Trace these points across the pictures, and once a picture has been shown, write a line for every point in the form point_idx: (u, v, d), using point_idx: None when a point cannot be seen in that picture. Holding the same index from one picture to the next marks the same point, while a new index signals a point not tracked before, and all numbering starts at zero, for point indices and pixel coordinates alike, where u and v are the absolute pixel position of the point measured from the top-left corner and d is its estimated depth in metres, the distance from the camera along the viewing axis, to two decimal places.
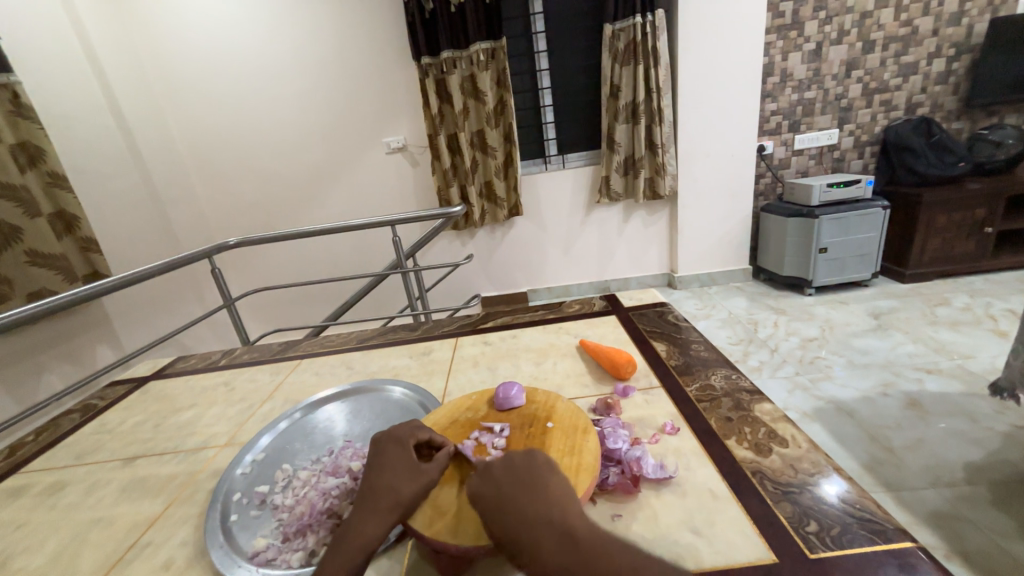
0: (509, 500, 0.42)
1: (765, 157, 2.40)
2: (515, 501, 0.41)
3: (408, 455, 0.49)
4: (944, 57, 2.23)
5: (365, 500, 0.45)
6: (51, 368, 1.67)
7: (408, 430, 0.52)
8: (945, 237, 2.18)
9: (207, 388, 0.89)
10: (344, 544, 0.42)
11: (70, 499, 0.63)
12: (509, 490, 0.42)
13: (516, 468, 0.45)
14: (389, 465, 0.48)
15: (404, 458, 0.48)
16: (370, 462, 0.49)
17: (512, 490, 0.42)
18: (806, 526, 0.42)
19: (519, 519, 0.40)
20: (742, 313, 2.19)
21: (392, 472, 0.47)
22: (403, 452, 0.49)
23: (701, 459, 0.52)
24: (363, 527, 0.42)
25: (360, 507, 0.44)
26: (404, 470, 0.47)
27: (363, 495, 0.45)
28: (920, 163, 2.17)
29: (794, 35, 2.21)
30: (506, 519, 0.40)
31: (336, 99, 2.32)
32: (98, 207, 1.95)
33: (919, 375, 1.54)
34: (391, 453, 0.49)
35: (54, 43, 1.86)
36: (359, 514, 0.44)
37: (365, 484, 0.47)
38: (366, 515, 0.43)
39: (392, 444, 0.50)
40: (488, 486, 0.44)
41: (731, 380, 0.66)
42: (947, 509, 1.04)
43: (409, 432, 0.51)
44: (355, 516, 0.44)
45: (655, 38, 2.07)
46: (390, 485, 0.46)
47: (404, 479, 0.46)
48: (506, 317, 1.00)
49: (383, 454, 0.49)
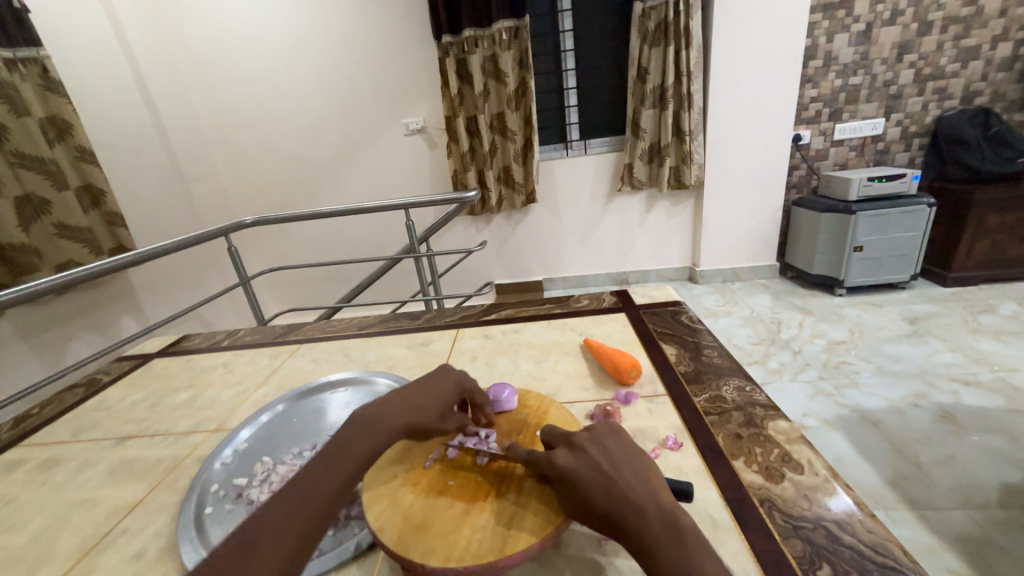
0: (611, 454, 0.40)
1: (801, 147, 2.26)
2: (619, 454, 0.40)
3: (452, 395, 0.51)
4: (1011, 40, 2.03)
5: (399, 405, 0.48)
6: (78, 337, 1.72)
7: (467, 377, 0.55)
8: (996, 239, 2.01)
9: (206, 369, 0.89)
10: (368, 431, 0.45)
11: (61, 476, 0.63)
12: (602, 443, 0.41)
13: (610, 427, 0.44)
14: (434, 392, 0.51)
15: (448, 395, 0.51)
16: (423, 380, 0.52)
17: (616, 446, 0.41)
18: (818, 568, 0.37)
19: (628, 472, 0.38)
20: (766, 312, 2.09)
21: (434, 399, 0.50)
22: (451, 390, 0.52)
23: (702, 481, 0.47)
24: (386, 423, 0.46)
25: (394, 406, 0.48)
26: (441, 405, 0.50)
27: (400, 402, 0.49)
28: (973, 157, 2.00)
29: (842, 15, 2.04)
30: (600, 467, 0.39)
31: (356, 79, 2.28)
32: (123, 181, 1.98)
33: (955, 387, 1.43)
34: (442, 386, 0.52)
35: (83, 17, 1.86)
36: (391, 412, 0.47)
37: (405, 394, 0.50)
38: (395, 415, 0.47)
39: (446, 378, 0.53)
40: (585, 436, 0.42)
41: (744, 392, 0.61)
42: (978, 533, 0.97)
43: (471, 384, 0.54)
44: (387, 412, 0.47)
45: (689, 18, 1.94)
46: (424, 408, 0.49)
47: (436, 411, 0.49)
48: (511, 309, 0.96)
49: (436, 381, 0.52)
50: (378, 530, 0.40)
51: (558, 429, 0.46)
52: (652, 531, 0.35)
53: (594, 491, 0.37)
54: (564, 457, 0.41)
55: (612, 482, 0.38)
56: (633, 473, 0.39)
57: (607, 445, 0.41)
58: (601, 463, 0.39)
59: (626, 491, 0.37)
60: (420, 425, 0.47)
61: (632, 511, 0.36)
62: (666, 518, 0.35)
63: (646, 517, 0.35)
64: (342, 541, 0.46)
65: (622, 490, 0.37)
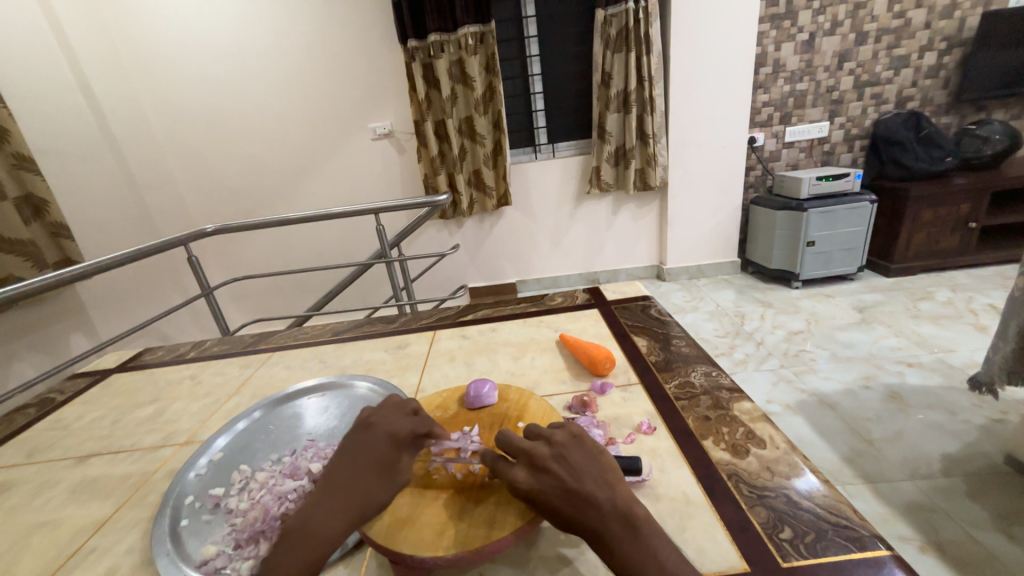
0: (575, 466, 0.39)
1: (756, 149, 2.39)
2: (581, 465, 0.39)
3: (388, 448, 0.44)
4: (935, 50, 2.22)
5: (333, 494, 0.41)
6: (21, 357, 1.60)
7: (395, 417, 0.47)
8: (931, 231, 2.19)
9: (172, 382, 0.85)
10: (304, 540, 0.39)
11: (16, 500, 0.60)
12: (568, 454, 0.40)
13: (572, 434, 0.42)
14: (365, 458, 0.44)
15: (385, 453, 0.44)
16: (387, 411, 0.48)
17: (580, 456, 0.40)
18: (780, 532, 0.41)
19: (590, 482, 0.38)
20: (730, 306, 2.19)
21: (371, 469, 0.43)
22: (408, 419, 0.47)
23: (676, 460, 0.50)
24: (323, 525, 0.40)
25: (371, 445, 0.45)
26: (381, 472, 0.43)
27: (332, 488, 0.42)
28: (908, 156, 2.17)
29: (787, 25, 2.17)
30: (566, 482, 0.38)
31: (321, 83, 2.24)
32: (67, 191, 1.87)
33: (900, 368, 1.55)
34: (375, 448, 0.45)
35: (20, 17, 1.76)
36: (325, 505, 0.41)
37: (336, 475, 0.43)
38: (326, 510, 0.41)
39: (404, 410, 0.48)
40: (546, 452, 0.40)
41: (710, 377, 0.64)
42: (924, 500, 1.05)
43: (405, 427, 0.46)
44: (316, 511, 0.41)
45: (648, 25, 2.02)
46: (365, 486, 0.42)
47: (379, 481, 0.42)
48: (488, 310, 0.97)
49: (397, 412, 0.48)
50: (364, 527, 0.41)
51: (515, 434, 0.43)
52: (613, 532, 0.36)
53: (563, 508, 0.37)
54: (523, 474, 0.39)
55: (574, 494, 0.37)
56: (594, 479, 0.38)
57: (570, 458, 0.40)
58: (563, 477, 0.38)
59: (590, 503, 0.36)
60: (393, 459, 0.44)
61: (596, 518, 0.36)
62: (623, 517, 0.36)
63: (609, 524, 0.36)
64: None
65: (584, 500, 0.37)
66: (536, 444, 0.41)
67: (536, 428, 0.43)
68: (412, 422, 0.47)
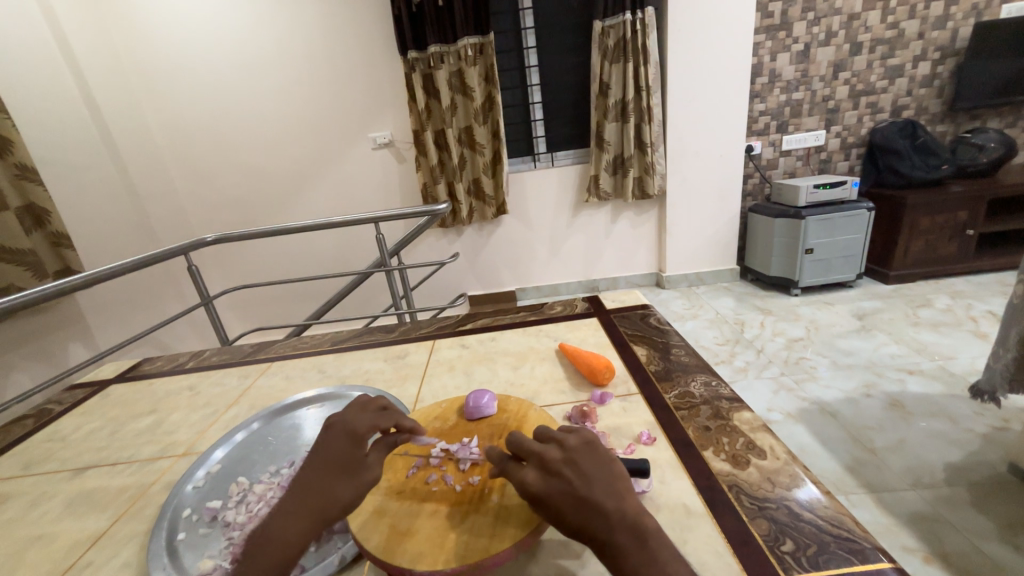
0: (585, 473, 0.39)
1: (753, 157, 2.41)
2: (591, 472, 0.39)
3: (352, 447, 0.44)
4: (929, 60, 2.25)
5: (295, 498, 0.41)
6: (19, 367, 1.60)
7: (358, 416, 0.47)
8: (929, 239, 2.20)
9: (170, 392, 0.85)
10: (269, 546, 0.38)
11: (12, 514, 0.59)
12: (580, 459, 0.40)
13: (584, 440, 0.42)
14: (329, 458, 0.43)
15: (349, 451, 0.44)
16: (349, 411, 0.48)
17: (590, 462, 0.40)
18: (782, 544, 0.40)
19: (599, 490, 0.37)
20: (730, 313, 2.19)
21: (332, 470, 0.43)
22: (370, 418, 0.47)
23: (676, 471, 0.50)
24: (283, 528, 0.39)
25: (333, 445, 0.44)
26: (342, 471, 0.43)
27: (293, 491, 0.42)
28: (904, 165, 2.19)
29: (783, 35, 2.20)
30: (576, 489, 0.38)
31: (322, 94, 2.27)
32: (69, 202, 1.88)
33: (901, 376, 1.55)
34: (338, 446, 0.44)
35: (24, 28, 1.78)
36: (285, 509, 0.41)
37: (298, 480, 0.43)
38: (292, 513, 0.40)
39: (366, 409, 0.48)
40: (558, 457, 0.40)
41: (710, 386, 0.64)
42: (927, 510, 1.04)
43: (366, 423, 0.46)
44: (281, 515, 0.40)
45: (645, 36, 2.05)
46: (325, 486, 0.41)
47: (341, 480, 0.42)
48: (487, 319, 0.97)
49: (359, 412, 0.48)
50: (364, 539, 0.41)
51: (528, 437, 0.43)
52: (620, 542, 0.35)
53: (570, 516, 0.37)
54: (533, 479, 0.39)
55: (584, 501, 0.37)
56: (605, 487, 0.38)
57: (582, 464, 0.39)
58: (572, 483, 0.38)
59: (598, 511, 0.36)
60: (355, 457, 0.43)
61: (603, 526, 0.36)
62: (631, 527, 0.36)
63: (615, 534, 0.36)
64: (325, 555, 0.45)
65: (593, 507, 0.36)
66: (549, 448, 0.41)
67: (549, 432, 0.43)
68: (375, 419, 0.47)
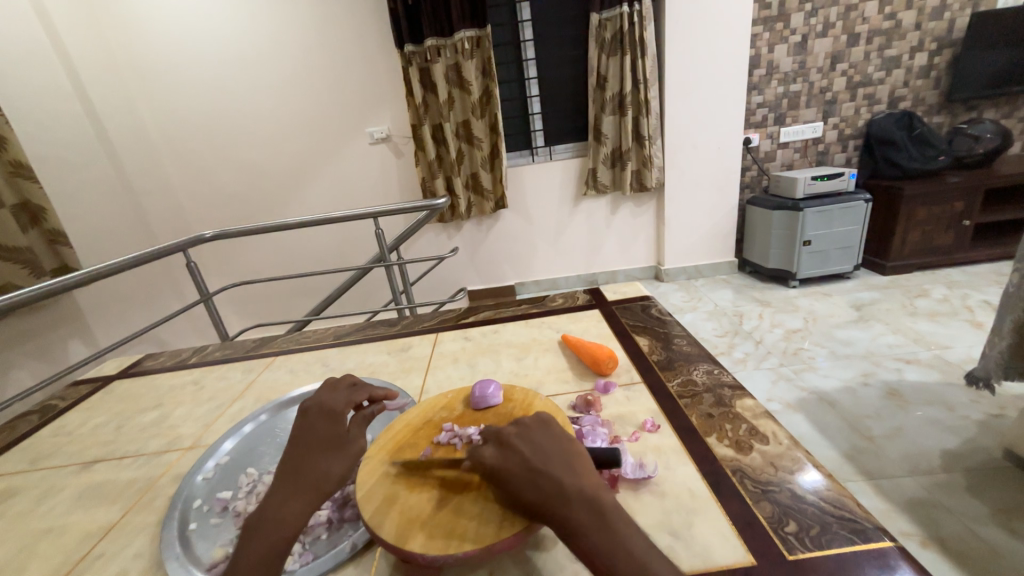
0: (538, 448, 0.42)
1: (751, 150, 2.41)
2: (544, 447, 0.42)
3: (335, 429, 0.50)
4: (926, 51, 2.25)
5: (287, 482, 0.45)
6: (18, 365, 1.59)
7: (336, 400, 0.53)
8: (926, 229, 2.21)
9: (175, 387, 0.85)
10: (266, 528, 0.41)
11: (21, 507, 0.59)
12: (531, 439, 0.43)
13: (540, 420, 0.46)
14: (315, 441, 0.48)
15: (330, 431, 0.50)
16: (321, 395, 0.54)
17: (544, 438, 0.43)
18: (785, 526, 0.41)
19: (553, 463, 0.40)
20: (728, 305, 2.20)
21: (321, 455, 0.47)
22: (342, 400, 0.53)
23: (681, 457, 0.51)
24: (278, 509, 0.42)
25: (314, 431, 0.50)
26: (330, 455, 0.48)
27: (286, 477, 0.45)
28: (902, 156, 2.20)
29: (781, 27, 2.20)
30: (528, 464, 0.40)
31: (318, 89, 2.25)
32: (64, 201, 1.87)
33: (898, 365, 1.56)
34: (318, 426, 0.50)
35: (14, 22, 1.76)
36: (277, 493, 0.44)
37: (287, 466, 0.46)
38: (285, 495, 0.43)
39: (336, 391, 0.54)
40: (514, 432, 0.44)
41: (712, 375, 0.65)
42: (925, 496, 1.06)
43: (341, 402, 0.53)
44: (274, 500, 0.43)
45: (643, 28, 2.04)
46: (314, 465, 0.46)
47: (329, 465, 0.47)
48: (489, 311, 0.98)
49: (331, 394, 0.54)
50: (377, 528, 0.41)
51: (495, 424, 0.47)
52: (575, 511, 0.36)
53: (523, 486, 0.39)
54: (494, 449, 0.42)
55: (536, 472, 0.39)
56: (559, 464, 0.40)
57: (536, 443, 0.42)
58: (525, 455, 0.41)
59: (549, 482, 0.38)
60: (337, 437, 0.49)
61: (554, 496, 0.37)
62: (586, 494, 0.37)
63: (569, 500, 0.37)
64: (336, 543, 0.46)
65: (545, 477, 0.39)
66: (506, 427, 0.45)
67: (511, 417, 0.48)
68: (348, 400, 0.53)
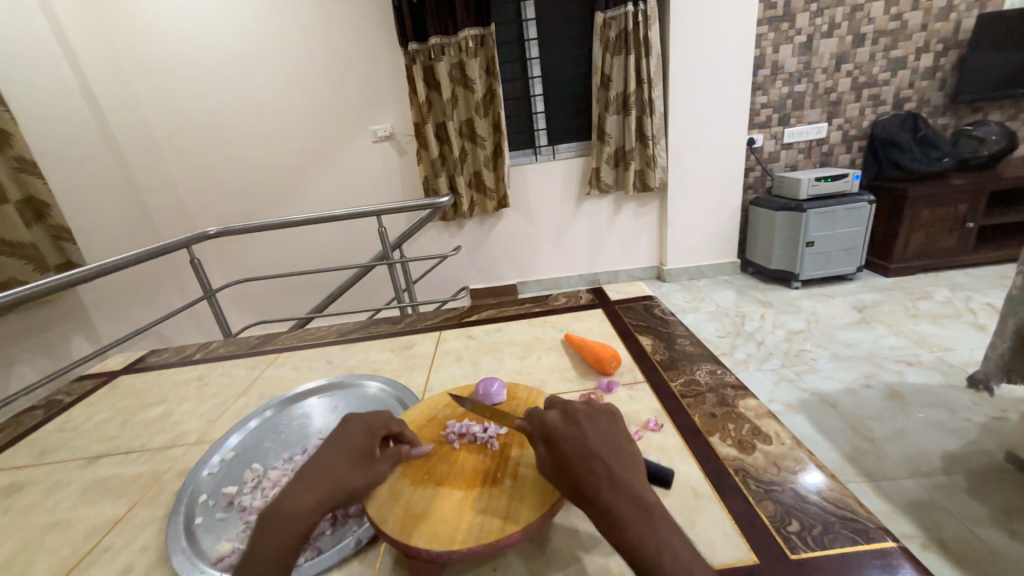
0: (600, 432, 0.42)
1: (755, 150, 2.41)
2: (605, 434, 0.42)
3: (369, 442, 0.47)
4: (932, 52, 2.24)
5: (307, 476, 0.44)
6: (22, 360, 1.60)
7: (382, 418, 0.50)
8: (929, 231, 2.20)
9: (179, 383, 0.86)
10: (277, 522, 0.40)
11: (28, 501, 0.60)
12: (594, 423, 0.43)
13: (605, 407, 0.46)
14: (344, 447, 0.46)
15: (363, 443, 0.47)
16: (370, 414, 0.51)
17: (606, 424, 0.43)
18: (788, 525, 0.41)
19: (610, 456, 0.40)
20: (730, 306, 2.20)
21: (346, 453, 0.46)
22: (385, 418, 0.51)
23: (683, 456, 0.51)
24: (292, 504, 0.41)
25: (348, 437, 0.47)
26: (356, 457, 0.46)
27: (306, 471, 0.44)
28: (906, 157, 2.20)
29: (786, 27, 2.19)
30: (587, 443, 0.41)
31: (322, 86, 2.25)
32: (68, 196, 1.87)
33: (900, 367, 1.56)
34: (355, 435, 0.48)
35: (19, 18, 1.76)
36: (294, 487, 0.43)
37: (311, 462, 0.45)
38: (302, 491, 0.42)
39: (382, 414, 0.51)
40: (581, 410, 0.44)
41: (715, 375, 0.65)
42: (926, 498, 1.06)
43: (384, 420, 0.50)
44: (290, 494, 0.42)
45: (647, 27, 2.04)
46: (338, 469, 0.44)
47: (353, 465, 0.45)
48: (492, 310, 0.98)
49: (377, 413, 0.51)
50: (379, 522, 0.41)
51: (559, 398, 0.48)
52: (620, 504, 0.37)
53: (578, 460, 0.39)
54: (558, 423, 0.43)
55: (593, 454, 0.40)
56: (616, 456, 0.40)
57: (598, 426, 0.43)
58: (587, 438, 0.41)
59: (605, 468, 0.39)
60: (368, 449, 0.47)
61: (604, 482, 0.38)
62: (634, 490, 0.38)
63: (617, 494, 0.37)
64: (341, 538, 0.46)
65: (599, 461, 0.39)
66: (571, 403, 0.46)
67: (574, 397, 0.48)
68: (391, 420, 0.51)
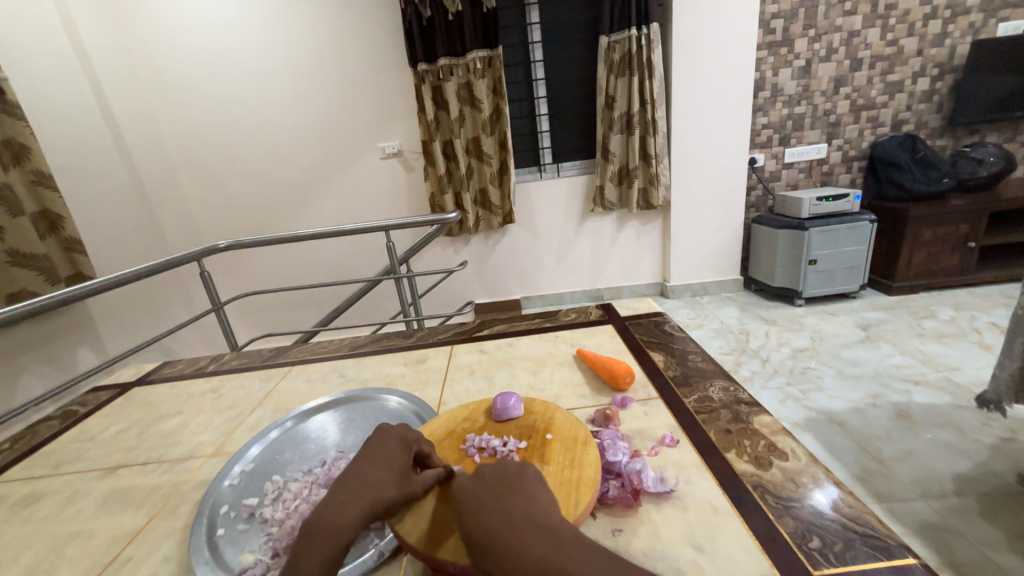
0: (500, 484, 0.42)
1: (757, 169, 2.45)
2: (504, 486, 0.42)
3: (403, 456, 0.48)
4: (928, 76, 2.30)
5: (349, 488, 0.44)
6: (29, 371, 1.61)
7: (409, 433, 0.51)
8: (931, 251, 2.22)
9: (194, 395, 0.87)
10: (321, 533, 0.40)
11: (47, 511, 0.60)
12: (497, 477, 0.43)
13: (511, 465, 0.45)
14: (382, 458, 0.47)
15: (398, 455, 0.48)
16: (400, 427, 0.52)
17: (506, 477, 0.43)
18: (809, 542, 0.42)
19: (511, 490, 0.41)
20: (734, 323, 2.21)
21: (386, 465, 0.47)
22: (409, 431, 0.52)
23: (701, 472, 0.51)
24: (337, 515, 0.41)
25: (382, 450, 0.48)
26: (394, 468, 0.46)
27: (348, 484, 0.45)
28: (906, 177, 2.22)
29: (784, 52, 2.26)
30: (483, 496, 0.41)
31: (333, 104, 2.31)
32: (82, 209, 1.91)
33: (907, 387, 1.56)
34: (389, 448, 0.49)
35: (35, 30, 1.80)
36: (339, 498, 0.43)
37: (352, 474, 0.46)
38: (346, 501, 0.43)
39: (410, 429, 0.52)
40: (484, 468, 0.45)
41: (728, 392, 0.66)
42: (937, 520, 1.05)
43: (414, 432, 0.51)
44: (332, 505, 0.42)
45: (650, 51, 2.10)
46: (377, 482, 0.45)
47: (393, 479, 0.45)
48: (502, 325, 0.99)
49: (402, 427, 0.52)
50: (406, 533, 0.42)
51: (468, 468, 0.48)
52: (516, 531, 0.37)
53: (474, 512, 0.39)
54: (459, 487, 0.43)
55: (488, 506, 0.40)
56: (516, 502, 0.40)
57: (497, 479, 0.43)
58: (482, 486, 0.42)
59: (499, 514, 0.38)
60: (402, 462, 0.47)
61: (495, 528, 0.37)
62: (532, 522, 0.37)
63: (516, 526, 0.37)
64: (362, 551, 0.47)
65: (492, 509, 0.39)
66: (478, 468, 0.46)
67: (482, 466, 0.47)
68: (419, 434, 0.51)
